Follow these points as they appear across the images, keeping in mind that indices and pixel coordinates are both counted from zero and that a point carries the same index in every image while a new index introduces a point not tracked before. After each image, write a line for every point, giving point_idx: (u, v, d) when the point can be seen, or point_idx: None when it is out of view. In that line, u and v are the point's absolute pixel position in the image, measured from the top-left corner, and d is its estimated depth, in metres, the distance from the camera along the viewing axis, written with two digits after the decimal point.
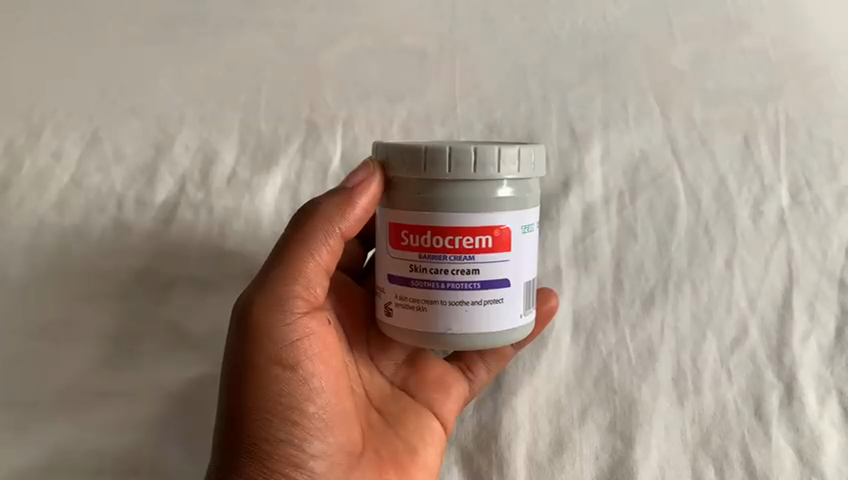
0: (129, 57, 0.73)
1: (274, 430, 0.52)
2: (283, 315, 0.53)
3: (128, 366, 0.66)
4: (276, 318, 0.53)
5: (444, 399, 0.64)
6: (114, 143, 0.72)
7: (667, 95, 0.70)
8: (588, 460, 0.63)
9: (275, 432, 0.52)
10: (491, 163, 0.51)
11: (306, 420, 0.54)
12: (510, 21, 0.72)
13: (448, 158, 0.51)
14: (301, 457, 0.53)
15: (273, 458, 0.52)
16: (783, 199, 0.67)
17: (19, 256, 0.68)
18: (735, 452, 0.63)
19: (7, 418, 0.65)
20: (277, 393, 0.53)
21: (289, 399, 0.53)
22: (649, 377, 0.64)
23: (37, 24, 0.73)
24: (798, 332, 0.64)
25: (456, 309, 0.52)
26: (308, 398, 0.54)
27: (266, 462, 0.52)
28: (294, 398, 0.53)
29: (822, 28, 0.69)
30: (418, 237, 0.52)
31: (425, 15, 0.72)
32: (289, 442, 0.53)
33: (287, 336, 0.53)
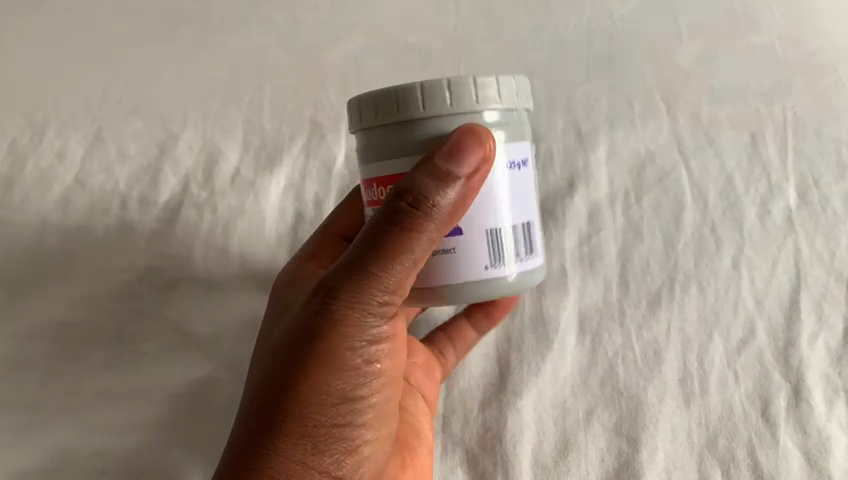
0: (143, 60, 0.75)
1: (328, 441, 0.48)
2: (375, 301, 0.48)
3: (132, 364, 0.65)
4: (359, 322, 0.49)
5: (430, 381, 0.63)
6: (118, 143, 0.72)
7: (673, 93, 0.71)
8: (593, 462, 0.60)
9: (341, 422, 0.49)
10: (466, 95, 0.48)
11: (369, 412, 0.51)
12: (517, 24, 0.75)
13: (420, 95, 0.47)
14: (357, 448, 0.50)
15: (332, 448, 0.49)
16: (790, 198, 0.66)
17: (20, 255, 0.68)
18: (742, 454, 0.59)
19: (8, 420, 0.63)
20: (343, 402, 0.49)
21: (358, 389, 0.50)
22: (655, 379, 0.61)
23: (61, 31, 0.77)
24: (805, 333, 0.62)
25: None
26: (372, 389, 0.51)
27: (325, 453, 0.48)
28: (361, 389, 0.50)
29: (826, 30, 0.72)
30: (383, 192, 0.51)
31: (436, 18, 0.76)
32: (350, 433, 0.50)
33: (364, 345, 0.49)
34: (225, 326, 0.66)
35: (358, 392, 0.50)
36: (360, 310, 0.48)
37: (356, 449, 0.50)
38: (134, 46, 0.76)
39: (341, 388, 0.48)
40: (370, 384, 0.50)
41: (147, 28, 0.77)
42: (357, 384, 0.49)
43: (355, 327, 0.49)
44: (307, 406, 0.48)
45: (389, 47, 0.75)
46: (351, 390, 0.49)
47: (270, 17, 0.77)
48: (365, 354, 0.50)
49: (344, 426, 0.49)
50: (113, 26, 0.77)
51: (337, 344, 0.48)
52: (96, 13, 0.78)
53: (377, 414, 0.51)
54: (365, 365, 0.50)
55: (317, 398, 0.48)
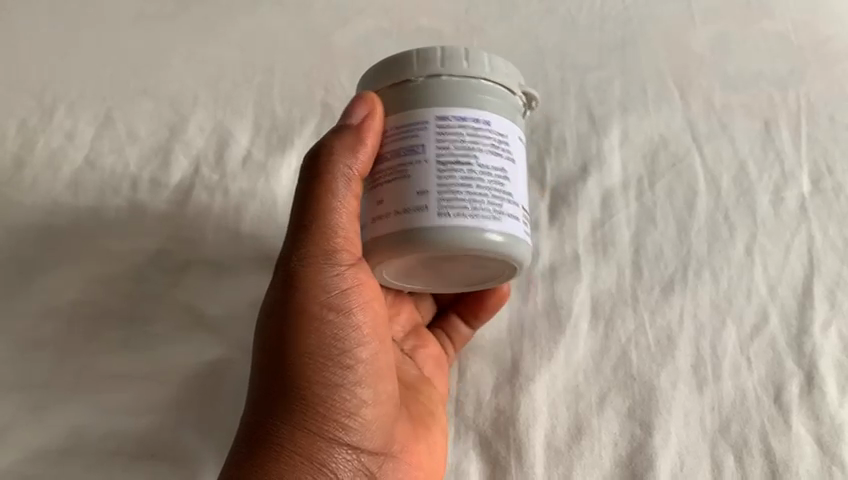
0: (162, 45, 0.77)
1: (317, 401, 0.50)
2: (330, 264, 0.52)
3: (147, 346, 0.62)
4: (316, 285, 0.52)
5: (441, 372, 0.64)
6: (128, 124, 0.72)
7: (686, 80, 0.74)
8: (607, 447, 0.57)
9: (332, 376, 0.50)
10: (430, 59, 0.53)
11: (360, 366, 0.52)
12: (532, 20, 0.79)
13: (388, 68, 0.54)
14: (353, 404, 0.51)
15: (327, 404, 0.50)
16: (804, 185, 0.67)
17: (27, 233, 0.66)
18: (755, 440, 0.57)
19: (17, 399, 0.60)
20: (324, 365, 0.50)
21: (343, 343, 0.51)
22: (668, 364, 0.60)
23: (83, 18, 0.79)
24: (818, 320, 0.61)
25: (382, 225, 0.51)
26: (361, 345, 0.52)
27: (320, 407, 0.50)
28: (348, 344, 0.52)
29: (832, 30, 0.77)
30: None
31: (457, 9, 0.80)
32: (344, 387, 0.51)
33: (331, 307, 0.52)
34: (237, 305, 0.64)
35: (337, 350, 0.51)
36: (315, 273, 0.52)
37: (352, 410, 0.51)
38: (154, 32, 0.78)
39: (314, 348, 0.50)
40: (347, 339, 0.52)
41: (166, 17, 0.80)
42: (331, 344, 0.51)
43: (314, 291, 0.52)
44: (289, 376, 0.49)
45: (407, 32, 0.79)
46: (326, 353, 0.51)
47: (298, 4, 0.80)
48: (332, 314, 0.52)
49: (332, 388, 0.50)
50: (132, 16, 0.79)
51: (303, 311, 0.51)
52: (116, 4, 0.80)
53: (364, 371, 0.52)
54: (335, 322, 0.52)
55: (296, 367, 0.50)
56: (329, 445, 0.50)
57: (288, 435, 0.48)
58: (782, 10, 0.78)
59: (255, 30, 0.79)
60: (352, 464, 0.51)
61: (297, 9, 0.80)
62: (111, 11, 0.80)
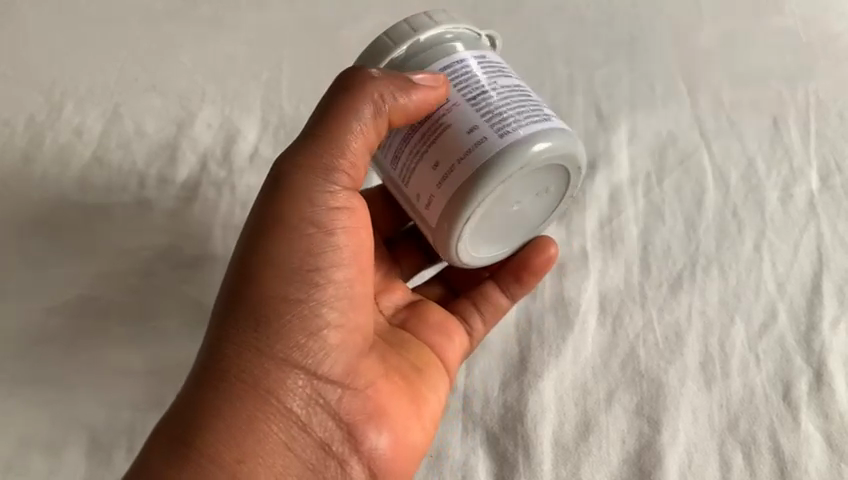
0: (170, 41, 0.77)
1: (273, 323, 0.50)
2: (319, 182, 0.53)
3: (157, 341, 0.62)
4: (293, 209, 0.52)
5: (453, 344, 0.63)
6: (136, 120, 0.72)
7: (694, 77, 0.73)
8: (615, 444, 0.57)
9: (295, 304, 0.50)
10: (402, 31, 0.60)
11: (326, 306, 0.51)
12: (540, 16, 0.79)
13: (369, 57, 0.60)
14: (310, 344, 0.51)
15: (282, 330, 0.50)
16: (813, 183, 0.67)
17: (36, 230, 0.66)
18: (763, 437, 0.57)
19: (25, 395, 0.60)
20: (288, 296, 0.50)
21: (315, 275, 0.51)
22: (676, 361, 0.60)
23: (91, 15, 0.79)
24: (828, 318, 0.61)
25: (449, 176, 0.54)
26: (334, 287, 0.52)
27: (272, 331, 0.49)
28: (321, 280, 0.52)
29: (841, 27, 0.77)
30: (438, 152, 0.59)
31: (465, 5, 0.80)
32: (303, 321, 0.50)
33: (305, 235, 0.52)
34: None
35: (308, 278, 0.51)
36: (295, 191, 0.52)
37: (317, 349, 0.51)
38: (161, 28, 0.78)
39: (287, 265, 0.51)
40: (321, 273, 0.52)
41: (174, 13, 0.80)
42: (298, 274, 0.51)
43: (289, 217, 0.52)
44: (256, 300, 0.50)
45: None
46: (293, 282, 0.51)
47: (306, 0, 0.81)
48: (306, 240, 0.52)
49: (297, 321, 0.50)
50: (140, 12, 0.79)
51: (273, 237, 0.51)
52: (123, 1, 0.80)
53: (333, 304, 0.52)
54: (312, 247, 0.52)
55: (258, 297, 0.50)
56: (269, 379, 0.49)
57: (245, 368, 0.48)
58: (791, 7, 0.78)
59: (262, 25, 0.79)
60: (293, 409, 0.50)
61: (305, 5, 0.80)
62: (118, 7, 0.80)
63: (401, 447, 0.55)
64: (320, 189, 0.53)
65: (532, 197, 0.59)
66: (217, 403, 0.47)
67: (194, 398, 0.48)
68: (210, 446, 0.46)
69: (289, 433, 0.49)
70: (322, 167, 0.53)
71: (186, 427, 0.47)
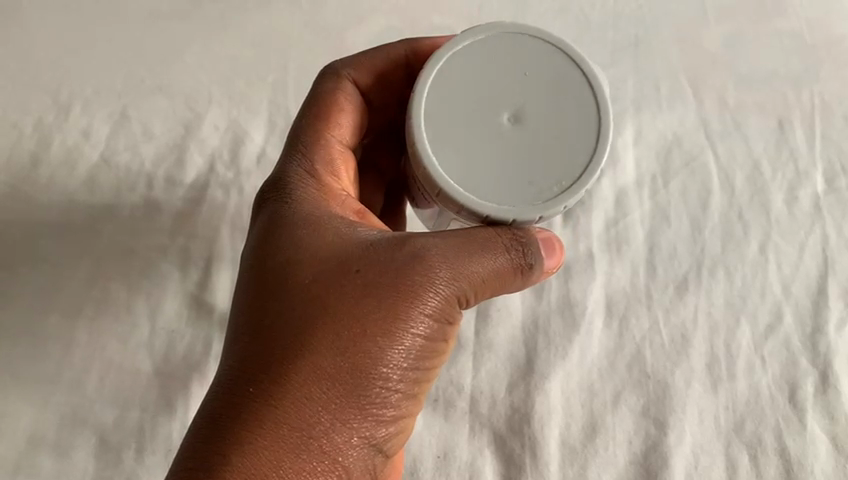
0: (176, 40, 0.77)
1: (330, 434, 0.44)
2: (439, 293, 0.47)
3: (164, 344, 0.62)
4: (411, 314, 0.46)
5: None
6: (143, 122, 0.73)
7: (699, 78, 0.74)
8: (621, 445, 0.58)
9: (358, 423, 0.45)
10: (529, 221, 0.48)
11: (382, 424, 0.46)
12: (545, 15, 0.79)
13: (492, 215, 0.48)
14: (349, 462, 0.45)
15: (335, 442, 0.45)
16: (818, 185, 0.67)
17: (45, 231, 0.67)
18: (769, 439, 0.58)
19: (35, 396, 0.60)
20: (373, 408, 0.46)
21: (384, 394, 0.46)
22: (683, 363, 0.60)
23: (96, 11, 0.79)
24: (833, 319, 0.61)
25: None
26: (396, 407, 0.47)
27: (327, 440, 0.44)
28: (387, 400, 0.46)
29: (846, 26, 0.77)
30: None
31: (471, 6, 0.80)
32: (358, 440, 0.45)
33: (409, 348, 0.46)
34: None
35: (380, 393, 0.46)
36: (414, 295, 0.46)
37: (352, 464, 0.45)
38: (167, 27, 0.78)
39: (371, 371, 0.45)
40: (392, 390, 0.46)
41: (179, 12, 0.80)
42: (387, 385, 0.46)
43: (401, 320, 0.46)
44: (328, 394, 0.45)
45: (419, 31, 0.79)
46: (382, 395, 0.46)
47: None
48: (409, 352, 0.47)
49: (368, 433, 0.46)
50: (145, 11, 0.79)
51: (378, 342, 0.45)
52: None
53: (405, 414, 0.48)
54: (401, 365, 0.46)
55: (344, 403, 0.45)
56: None
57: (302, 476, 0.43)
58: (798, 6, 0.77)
59: (268, 25, 0.79)
60: None
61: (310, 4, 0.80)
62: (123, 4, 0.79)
63: None
64: (439, 291, 0.47)
65: None
66: None
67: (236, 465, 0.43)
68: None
69: None
70: (458, 273, 0.47)
71: (210, 454, 0.44)
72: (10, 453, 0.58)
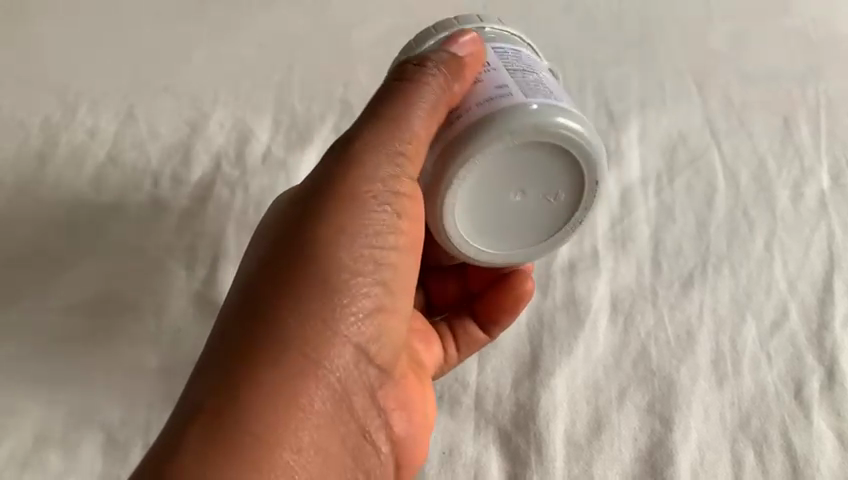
0: (183, 43, 0.78)
1: (294, 312, 0.46)
2: (375, 159, 0.50)
3: (171, 341, 0.63)
4: (354, 196, 0.50)
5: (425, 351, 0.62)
6: (150, 122, 0.73)
7: (703, 77, 0.74)
8: (627, 441, 0.58)
9: (318, 292, 0.47)
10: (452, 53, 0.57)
11: (350, 292, 0.48)
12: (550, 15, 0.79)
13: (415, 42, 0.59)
14: (322, 333, 0.47)
15: (297, 318, 0.46)
16: (823, 182, 0.67)
17: (53, 230, 0.67)
18: (775, 435, 0.57)
19: (43, 393, 0.60)
20: (346, 301, 0.48)
21: (341, 262, 0.48)
22: (688, 360, 0.60)
23: (104, 14, 0.80)
24: (838, 316, 0.61)
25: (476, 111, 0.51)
26: (358, 276, 0.49)
27: (289, 318, 0.46)
28: (347, 268, 0.48)
29: None
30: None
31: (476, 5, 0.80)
32: (323, 309, 0.47)
33: (364, 233, 0.50)
34: None
35: (337, 266, 0.48)
36: (351, 168, 0.50)
37: (327, 341, 0.47)
38: (174, 30, 0.79)
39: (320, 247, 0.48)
40: (349, 258, 0.49)
41: (186, 13, 0.80)
42: (353, 275, 0.49)
43: (347, 205, 0.49)
44: (286, 281, 0.47)
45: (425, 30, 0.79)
46: (352, 285, 0.49)
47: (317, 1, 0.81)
48: (366, 237, 0.50)
49: (352, 330, 0.48)
50: (153, 14, 0.80)
51: (331, 230, 0.49)
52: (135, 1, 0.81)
53: (388, 307, 0.51)
54: (350, 233, 0.49)
55: (315, 295, 0.47)
56: (278, 374, 0.45)
57: (281, 378, 0.45)
58: (804, 2, 0.78)
59: (276, 27, 0.79)
60: (289, 395, 0.45)
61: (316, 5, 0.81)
62: (130, 7, 0.80)
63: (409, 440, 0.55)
64: (376, 168, 0.50)
65: (537, 194, 0.54)
66: (252, 398, 0.43)
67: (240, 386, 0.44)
68: (277, 436, 0.43)
69: (296, 422, 0.45)
70: (386, 143, 0.50)
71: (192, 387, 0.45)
72: (18, 449, 0.58)
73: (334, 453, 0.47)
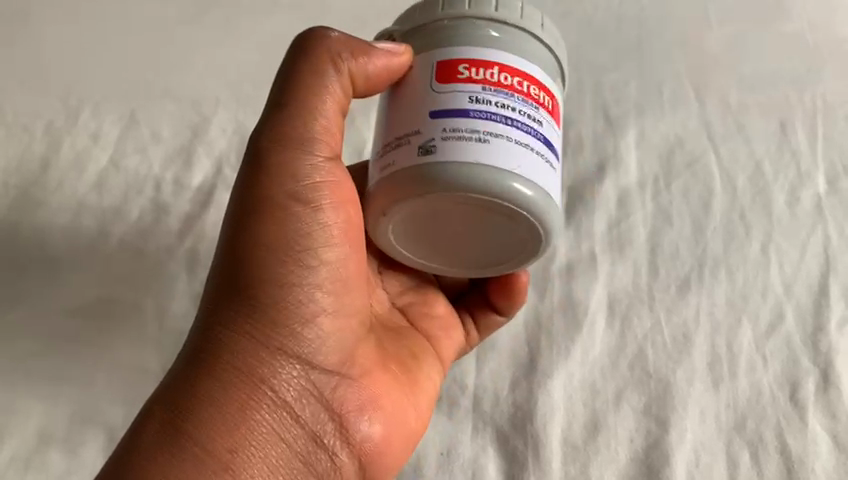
0: (185, 47, 0.79)
1: (218, 326, 0.49)
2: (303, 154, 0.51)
3: (171, 342, 0.63)
4: (283, 202, 0.50)
5: (444, 338, 0.62)
6: (152, 126, 0.74)
7: (702, 81, 0.74)
8: (623, 443, 0.58)
9: (242, 303, 0.49)
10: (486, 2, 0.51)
11: (278, 300, 0.50)
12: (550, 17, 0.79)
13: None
14: (247, 342, 0.49)
15: (224, 330, 0.49)
16: (819, 185, 0.68)
17: (56, 234, 0.68)
18: (770, 437, 0.58)
19: (45, 394, 0.61)
20: (273, 308, 0.49)
21: (267, 272, 0.49)
22: (685, 361, 0.61)
23: (106, 18, 0.80)
24: (834, 318, 0.62)
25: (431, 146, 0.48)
26: (290, 282, 0.50)
27: (217, 333, 0.49)
28: (276, 276, 0.49)
29: None
30: (484, 71, 0.49)
31: None
32: (247, 321, 0.49)
33: (299, 240, 0.50)
34: None
35: (261, 280, 0.49)
36: (283, 174, 0.50)
37: (254, 351, 0.49)
38: (176, 33, 0.79)
39: (245, 258, 0.49)
40: (275, 267, 0.49)
41: (187, 17, 0.81)
42: (281, 285, 0.50)
43: (277, 212, 0.50)
44: (218, 294, 0.50)
45: None
46: (283, 294, 0.50)
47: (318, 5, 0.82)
48: (298, 240, 0.50)
49: (287, 339, 0.50)
50: (154, 17, 0.80)
51: (263, 238, 0.49)
52: (137, 4, 0.81)
53: (330, 308, 0.51)
54: (273, 243, 0.49)
55: (244, 308, 0.49)
56: (208, 385, 0.47)
57: (210, 389, 0.47)
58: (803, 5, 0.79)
59: (277, 32, 0.80)
60: (222, 403, 0.47)
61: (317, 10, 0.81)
62: (132, 11, 0.81)
63: (390, 436, 0.54)
64: (304, 161, 0.51)
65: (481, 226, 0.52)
66: (185, 410, 0.47)
67: (181, 402, 0.47)
68: (213, 445, 0.46)
69: (236, 427, 0.47)
70: (306, 138, 0.51)
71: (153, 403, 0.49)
72: (20, 449, 0.59)
73: (279, 456, 0.48)
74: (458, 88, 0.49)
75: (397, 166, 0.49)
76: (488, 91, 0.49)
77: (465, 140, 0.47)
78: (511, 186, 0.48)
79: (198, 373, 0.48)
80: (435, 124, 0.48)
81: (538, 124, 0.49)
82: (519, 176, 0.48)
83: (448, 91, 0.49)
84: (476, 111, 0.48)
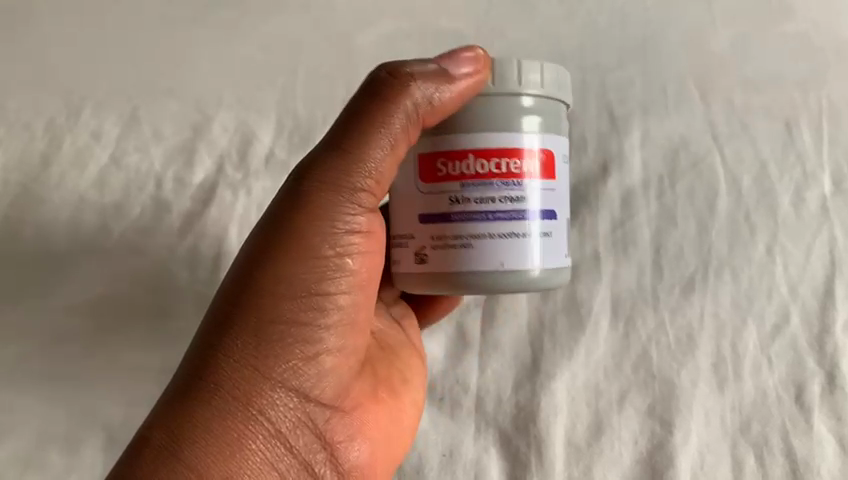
0: (166, 39, 0.73)
1: (227, 358, 0.48)
2: (343, 200, 0.50)
3: (172, 344, 0.66)
4: (308, 246, 0.49)
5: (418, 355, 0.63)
6: (153, 124, 0.71)
7: (708, 82, 0.68)
8: (627, 444, 0.61)
9: (255, 338, 0.48)
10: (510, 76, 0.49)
11: (289, 338, 0.49)
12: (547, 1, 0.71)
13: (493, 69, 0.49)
14: (252, 377, 0.48)
15: (233, 363, 0.48)
16: (825, 186, 0.65)
17: (60, 231, 0.68)
18: (775, 439, 0.61)
19: (49, 389, 0.65)
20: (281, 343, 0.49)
21: (280, 309, 0.49)
22: (689, 362, 0.62)
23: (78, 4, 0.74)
24: (840, 320, 0.62)
25: (468, 250, 0.49)
26: (301, 322, 0.49)
27: (224, 364, 0.48)
28: (289, 315, 0.49)
29: None
30: (506, 161, 0.48)
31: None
32: (255, 355, 0.48)
33: (315, 281, 0.50)
34: None
35: (274, 316, 0.49)
36: (316, 215, 0.50)
37: (258, 385, 0.48)
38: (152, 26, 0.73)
39: (260, 293, 0.49)
40: (288, 306, 0.49)
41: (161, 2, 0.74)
42: (293, 324, 0.49)
43: (298, 252, 0.49)
44: (225, 321, 0.49)
45: (419, 24, 0.72)
46: (294, 333, 0.49)
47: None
48: (311, 285, 0.49)
49: (289, 373, 0.49)
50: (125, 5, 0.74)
51: (278, 275, 0.49)
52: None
53: (337, 347, 0.51)
54: (289, 281, 0.49)
55: (250, 342, 0.48)
56: (208, 414, 0.47)
57: (209, 416, 0.47)
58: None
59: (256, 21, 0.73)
60: (220, 433, 0.47)
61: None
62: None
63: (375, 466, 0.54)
64: (342, 208, 0.50)
65: None
66: (181, 434, 0.46)
67: (179, 428, 0.46)
68: (209, 470, 0.46)
69: (232, 453, 0.47)
70: (344, 185, 0.50)
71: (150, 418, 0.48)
72: (20, 448, 0.64)
73: None
74: (446, 187, 0.49)
75: (414, 272, 0.51)
76: (506, 184, 0.48)
77: (451, 248, 0.49)
78: (527, 281, 0.50)
79: (196, 400, 0.47)
80: (471, 225, 0.48)
81: (540, 202, 0.50)
82: (509, 271, 0.49)
83: (436, 191, 0.49)
84: (460, 213, 0.49)
